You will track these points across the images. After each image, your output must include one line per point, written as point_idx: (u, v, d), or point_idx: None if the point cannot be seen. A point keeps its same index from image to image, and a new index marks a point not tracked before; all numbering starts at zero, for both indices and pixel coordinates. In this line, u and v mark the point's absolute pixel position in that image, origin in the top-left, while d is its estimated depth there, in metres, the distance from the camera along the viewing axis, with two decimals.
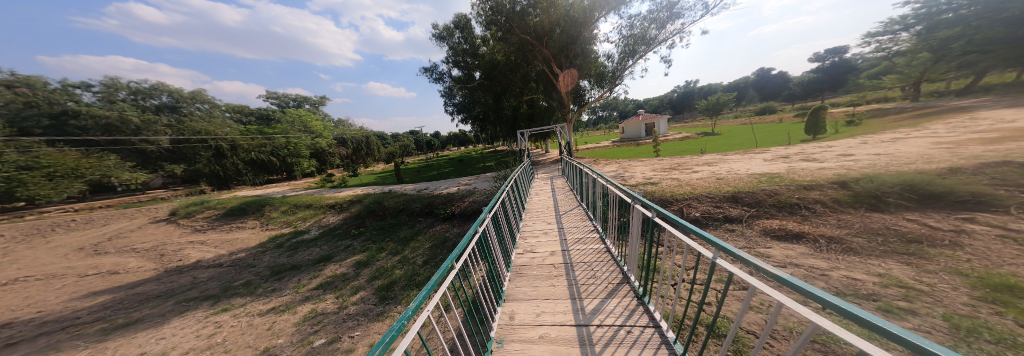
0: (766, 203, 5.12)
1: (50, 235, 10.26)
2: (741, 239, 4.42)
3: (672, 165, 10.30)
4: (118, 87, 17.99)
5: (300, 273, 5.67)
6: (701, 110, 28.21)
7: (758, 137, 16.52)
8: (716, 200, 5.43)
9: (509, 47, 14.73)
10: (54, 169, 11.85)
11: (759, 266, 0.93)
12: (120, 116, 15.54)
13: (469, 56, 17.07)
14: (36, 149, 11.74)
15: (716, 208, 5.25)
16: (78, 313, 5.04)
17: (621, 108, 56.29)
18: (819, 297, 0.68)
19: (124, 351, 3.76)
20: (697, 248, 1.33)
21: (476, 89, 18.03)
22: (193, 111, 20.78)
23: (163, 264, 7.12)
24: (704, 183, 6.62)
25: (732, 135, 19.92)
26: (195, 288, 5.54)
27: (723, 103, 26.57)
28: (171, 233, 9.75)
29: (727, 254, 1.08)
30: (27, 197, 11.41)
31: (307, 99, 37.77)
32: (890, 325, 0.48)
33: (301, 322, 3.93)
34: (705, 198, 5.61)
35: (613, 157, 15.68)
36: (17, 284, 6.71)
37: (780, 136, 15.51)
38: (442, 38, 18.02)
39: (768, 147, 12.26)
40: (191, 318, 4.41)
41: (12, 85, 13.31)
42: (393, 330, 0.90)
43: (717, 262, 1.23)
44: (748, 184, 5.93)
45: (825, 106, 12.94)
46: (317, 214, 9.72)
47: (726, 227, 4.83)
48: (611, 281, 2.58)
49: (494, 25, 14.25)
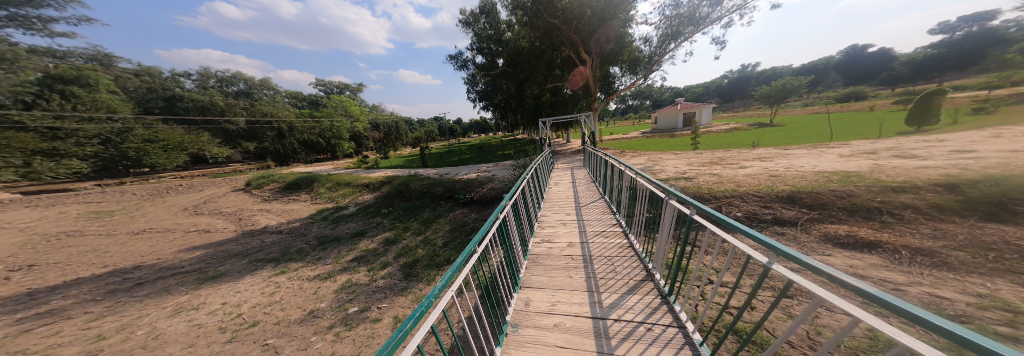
0: (834, 206, 4.43)
1: (167, 196, 12.55)
2: (792, 244, 3.95)
3: (712, 159, 9.32)
4: (210, 76, 21.67)
5: (341, 245, 6.39)
6: (760, 98, 24.56)
7: (838, 128, 14.10)
8: (765, 200, 4.88)
9: (535, 33, 14.04)
10: (167, 142, 15.49)
11: (825, 272, 0.82)
12: (210, 100, 19.25)
13: (494, 42, 16.46)
14: (155, 126, 15.41)
15: (762, 209, 4.73)
16: (182, 263, 6.26)
17: (656, 96, 51.87)
18: (922, 318, 0.53)
19: (212, 298, 4.62)
20: (752, 255, 1.12)
21: (499, 77, 17.54)
22: (261, 96, 23.98)
23: (239, 227, 8.53)
24: (752, 180, 5.92)
25: (797, 126, 17.38)
26: (262, 251, 6.54)
27: (791, 89, 22.80)
28: (246, 200, 11.56)
29: (786, 259, 0.95)
30: (150, 164, 14.98)
31: (347, 86, 40.80)
32: (979, 340, 0.43)
33: (340, 290, 4.46)
34: (752, 197, 5.06)
35: (644, 149, 14.75)
36: (144, 233, 8.46)
37: (869, 128, 13.03)
38: (468, 23, 17.14)
39: (849, 141, 10.40)
40: (260, 276, 5.26)
41: (141, 75, 18.95)
42: (423, 305, 1.03)
43: (771, 267, 1.08)
44: (811, 184, 5.12)
45: (945, 90, 10.56)
46: (354, 192, 10.68)
47: (774, 229, 4.32)
48: (634, 278, 2.49)
49: (519, 9, 13.41)
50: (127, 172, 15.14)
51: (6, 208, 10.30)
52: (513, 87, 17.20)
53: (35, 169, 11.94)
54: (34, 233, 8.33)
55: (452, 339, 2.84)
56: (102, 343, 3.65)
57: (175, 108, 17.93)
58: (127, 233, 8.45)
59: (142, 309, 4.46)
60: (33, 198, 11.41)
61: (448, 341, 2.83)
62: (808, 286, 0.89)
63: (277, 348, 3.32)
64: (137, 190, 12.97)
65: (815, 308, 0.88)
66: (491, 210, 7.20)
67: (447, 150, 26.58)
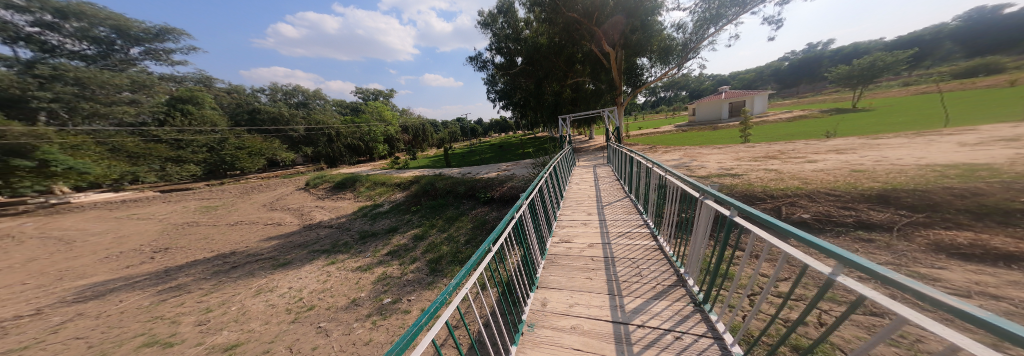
0: (952, 208, 3.58)
1: (253, 195, 14.57)
2: (884, 254, 3.30)
3: (766, 154, 8.20)
4: (277, 91, 25.51)
5: (377, 240, 6.98)
6: (836, 81, 20.97)
7: (949, 111, 11.49)
8: (845, 200, 4.16)
9: (553, 29, 13.67)
10: (250, 149, 18.20)
11: (894, 281, 0.67)
12: (279, 112, 22.42)
13: (512, 41, 16.37)
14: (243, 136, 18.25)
15: (840, 209, 4.05)
16: (261, 250, 7.38)
17: (696, 85, 47.27)
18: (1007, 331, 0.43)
19: (283, 282, 5.39)
20: (814, 268, 0.94)
21: (518, 75, 17.27)
22: (315, 106, 27.42)
23: (300, 221, 9.82)
24: (823, 177, 5.05)
25: (889, 111, 14.50)
26: (318, 243, 7.42)
27: (882, 67, 18.99)
28: (305, 198, 13.24)
29: (846, 266, 0.80)
30: (241, 167, 17.82)
31: (382, 92, 44.12)
32: None
33: (376, 282, 4.87)
34: (824, 196, 4.36)
35: (681, 144, 13.56)
36: (235, 224, 10.16)
37: (1001, 108, 10.47)
38: (486, 24, 17.28)
39: (971, 126, 8.33)
40: (316, 266, 5.97)
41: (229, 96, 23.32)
42: (438, 301, 1.08)
43: (834, 280, 0.90)
44: (914, 181, 4.22)
45: None
46: (388, 191, 11.53)
47: (859, 235, 3.67)
48: (661, 282, 2.32)
49: (538, 6, 13.17)
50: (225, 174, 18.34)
51: (153, 202, 13.27)
52: (532, 85, 16.95)
53: (167, 172, 15.27)
54: (167, 222, 10.63)
55: (471, 337, 2.93)
56: (209, 315, 4.46)
57: (256, 120, 21.83)
58: (226, 224, 10.15)
59: (235, 287, 5.37)
60: (168, 195, 14.40)
61: (466, 339, 2.91)
62: (884, 301, 0.72)
63: (327, 331, 3.73)
64: (231, 189, 15.60)
65: (897, 330, 0.71)
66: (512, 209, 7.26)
67: (469, 150, 27.26)
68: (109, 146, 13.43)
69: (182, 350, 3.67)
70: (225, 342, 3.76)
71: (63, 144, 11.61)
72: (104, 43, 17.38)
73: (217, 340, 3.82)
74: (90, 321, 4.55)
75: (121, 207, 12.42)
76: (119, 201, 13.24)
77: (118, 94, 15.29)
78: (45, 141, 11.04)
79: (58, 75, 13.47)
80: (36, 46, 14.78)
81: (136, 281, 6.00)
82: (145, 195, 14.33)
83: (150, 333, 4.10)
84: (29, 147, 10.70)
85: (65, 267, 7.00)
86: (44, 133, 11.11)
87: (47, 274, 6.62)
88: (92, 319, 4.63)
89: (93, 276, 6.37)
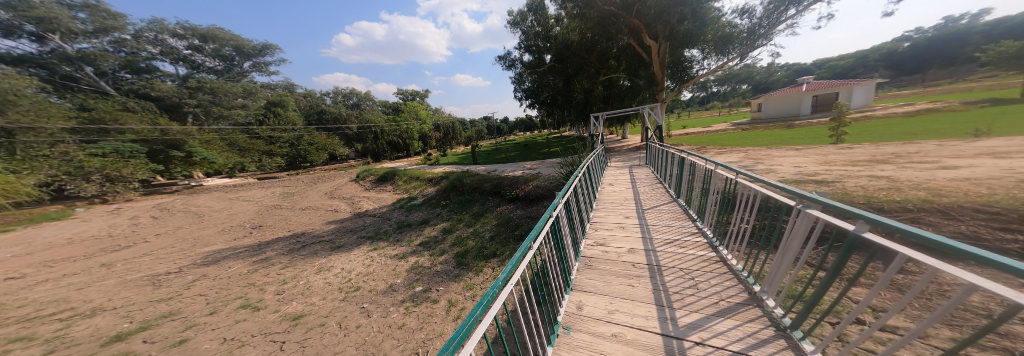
0: None
1: (315, 184, 16.78)
2: None
3: (858, 159, 6.72)
4: (336, 93, 28.96)
5: (411, 230, 7.52)
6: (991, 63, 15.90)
7: None
8: (1004, 222, 3.19)
9: (586, 24, 13.02)
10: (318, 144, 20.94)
11: None
12: (339, 112, 25.47)
13: (542, 38, 16.10)
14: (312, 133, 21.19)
15: (994, 231, 3.15)
16: (322, 233, 8.47)
17: (759, 78, 41.04)
18: None
19: (337, 262, 6.12)
20: (986, 290, 0.61)
21: (547, 73, 16.81)
22: (364, 106, 30.52)
23: (350, 209, 11.03)
24: (959, 191, 3.92)
25: None
26: (364, 230, 8.23)
27: None
28: (355, 189, 14.82)
29: None
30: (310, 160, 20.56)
31: (418, 93, 46.97)
32: None
33: (410, 270, 5.23)
34: (964, 215, 3.41)
35: (741, 145, 11.89)
36: (301, 209, 11.79)
37: None
38: (516, 23, 17.12)
39: None
40: (362, 250, 6.63)
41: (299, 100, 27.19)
42: (489, 295, 1.09)
43: None
44: None
45: None
46: (421, 185, 12.28)
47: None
48: (725, 298, 2.05)
49: (570, 2, 12.66)
50: (300, 165, 21.54)
51: (253, 187, 16.07)
52: (561, 83, 16.47)
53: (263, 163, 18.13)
54: (259, 204, 12.81)
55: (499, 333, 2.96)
56: (284, 286, 5.25)
57: (323, 120, 24.96)
58: (297, 208, 11.83)
59: (302, 264, 6.23)
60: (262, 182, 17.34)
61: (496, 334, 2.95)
62: None
63: (369, 311, 4.12)
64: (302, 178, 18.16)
65: None
66: (537, 208, 7.20)
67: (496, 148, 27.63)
68: (228, 141, 16.66)
69: (264, 315, 4.35)
70: (294, 312, 4.36)
71: (201, 140, 14.99)
72: (229, 59, 21.71)
73: (289, 309, 4.45)
74: (209, 281, 5.69)
75: (232, 190, 15.33)
76: (232, 185, 16.32)
77: (234, 101, 18.67)
78: (191, 137, 14.44)
79: (200, 87, 17.22)
80: (189, 64, 19.26)
81: (235, 252, 7.37)
82: (248, 181, 17.47)
83: (245, 297, 4.95)
84: (182, 141, 14.16)
85: (195, 235, 8.89)
86: (191, 131, 14.56)
87: (184, 240, 8.50)
88: (210, 280, 5.77)
89: (212, 245, 7.98)
